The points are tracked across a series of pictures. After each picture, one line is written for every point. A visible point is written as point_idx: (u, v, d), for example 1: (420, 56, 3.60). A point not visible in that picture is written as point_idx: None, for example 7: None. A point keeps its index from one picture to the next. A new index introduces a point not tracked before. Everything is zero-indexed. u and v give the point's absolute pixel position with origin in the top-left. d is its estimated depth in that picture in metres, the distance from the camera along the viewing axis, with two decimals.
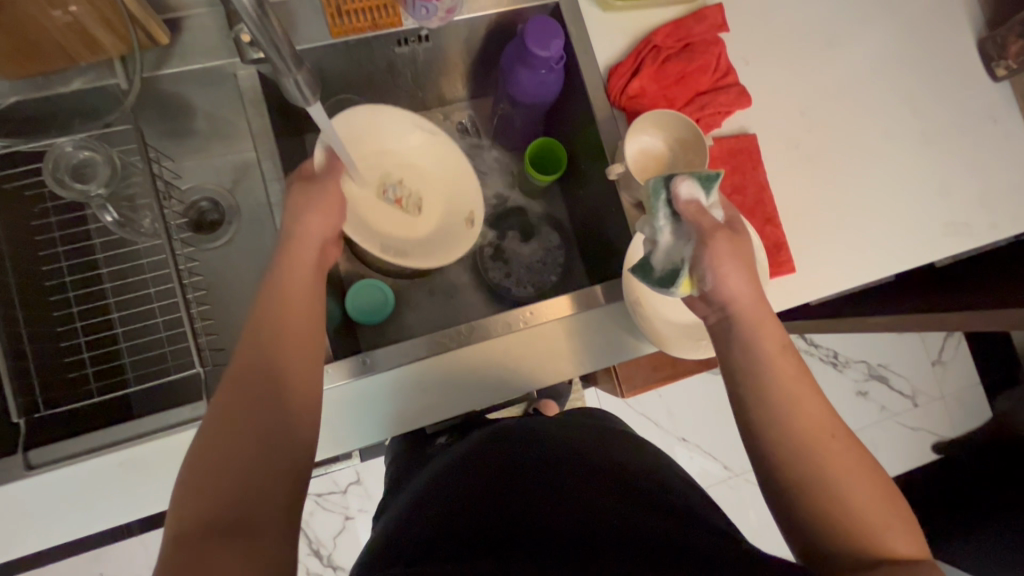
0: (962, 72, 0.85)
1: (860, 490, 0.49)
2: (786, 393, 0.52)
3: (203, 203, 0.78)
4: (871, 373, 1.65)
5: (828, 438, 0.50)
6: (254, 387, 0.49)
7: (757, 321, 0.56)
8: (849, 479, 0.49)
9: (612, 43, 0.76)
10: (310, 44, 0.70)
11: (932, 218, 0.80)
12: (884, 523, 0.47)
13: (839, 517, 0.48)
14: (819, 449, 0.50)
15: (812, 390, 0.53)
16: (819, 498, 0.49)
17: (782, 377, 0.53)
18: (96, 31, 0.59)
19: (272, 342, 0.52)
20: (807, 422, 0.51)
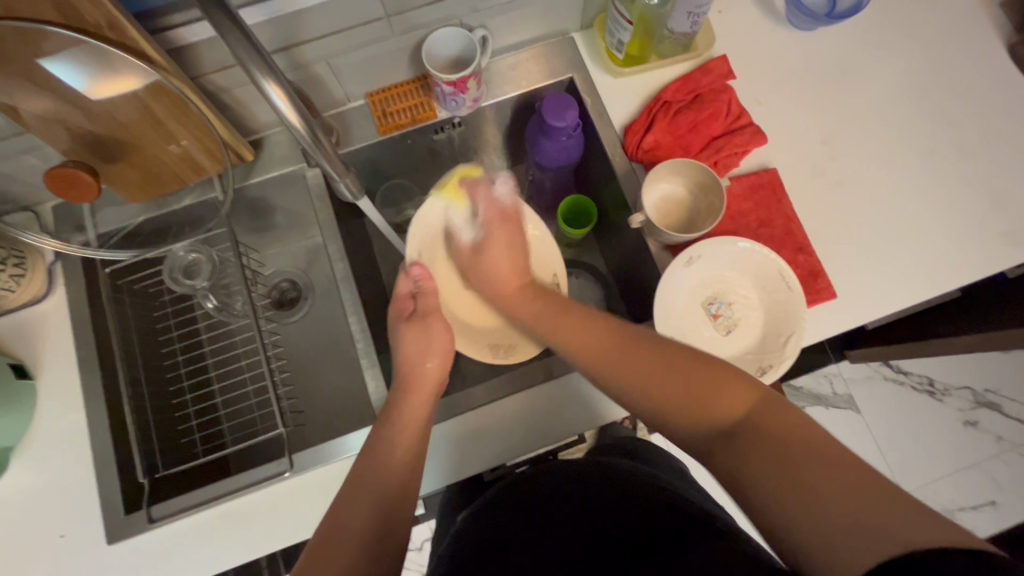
0: (996, 80, 0.83)
1: (681, 391, 0.56)
2: (585, 348, 0.63)
3: (283, 283, 0.92)
4: (978, 401, 1.49)
5: (638, 364, 0.59)
6: (362, 495, 0.58)
7: (576, 308, 0.67)
8: (675, 387, 0.56)
9: (625, 105, 0.83)
10: (362, 143, 0.82)
11: (988, 229, 0.77)
12: (712, 397, 0.54)
13: (761, 449, 0.48)
14: (696, 397, 0.55)
15: (578, 334, 0.65)
16: (669, 418, 0.56)
17: (620, 349, 0.61)
18: (200, 158, 0.75)
19: (371, 468, 0.60)
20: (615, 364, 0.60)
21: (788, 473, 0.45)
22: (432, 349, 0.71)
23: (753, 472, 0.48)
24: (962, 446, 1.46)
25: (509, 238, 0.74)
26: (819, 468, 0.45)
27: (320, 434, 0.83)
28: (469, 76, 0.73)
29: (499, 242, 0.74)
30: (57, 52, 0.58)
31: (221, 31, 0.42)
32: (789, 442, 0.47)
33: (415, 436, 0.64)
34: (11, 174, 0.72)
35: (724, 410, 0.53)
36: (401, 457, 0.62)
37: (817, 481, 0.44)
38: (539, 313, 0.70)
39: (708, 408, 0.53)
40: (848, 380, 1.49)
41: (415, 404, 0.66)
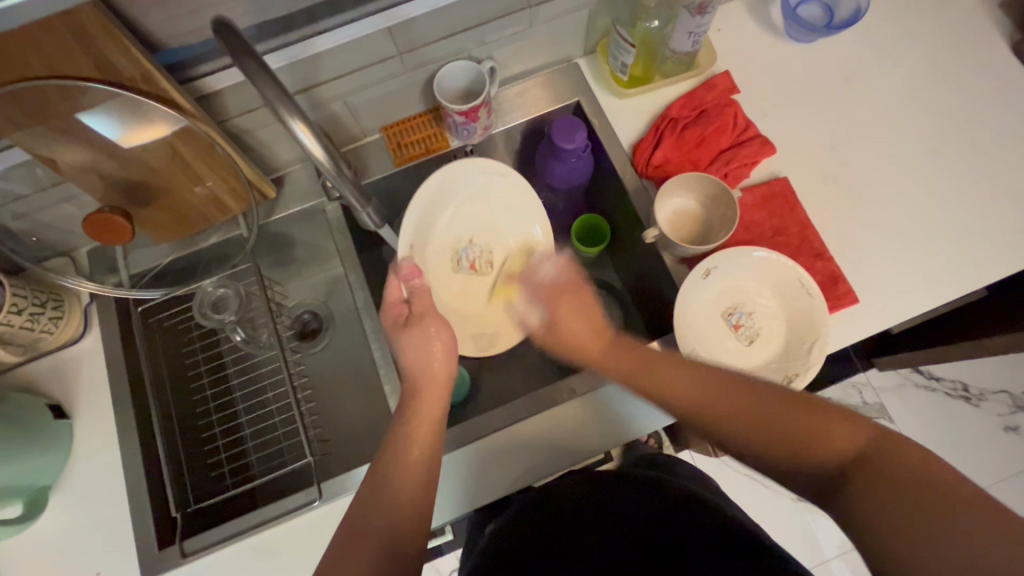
0: (1002, 78, 0.83)
1: (779, 431, 0.54)
2: (680, 395, 0.61)
3: (305, 315, 0.94)
4: (1018, 405, 1.43)
5: (739, 407, 0.57)
6: (378, 496, 0.57)
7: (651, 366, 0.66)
8: (784, 430, 0.54)
9: (632, 125, 0.85)
10: (379, 175, 0.85)
11: (1010, 226, 0.76)
12: (819, 439, 0.52)
13: (879, 495, 0.46)
14: (797, 440, 0.53)
15: (681, 384, 0.62)
16: (772, 462, 0.54)
17: (717, 390, 0.59)
18: (226, 198, 0.78)
19: (387, 472, 0.59)
20: (719, 410, 0.58)
21: (897, 512, 0.45)
22: (434, 351, 0.69)
23: (875, 514, 0.46)
24: (1005, 453, 1.40)
25: (574, 307, 0.78)
26: (928, 504, 0.44)
27: (347, 463, 0.83)
28: (479, 105, 0.76)
29: (569, 305, 0.78)
30: (94, 106, 0.61)
31: (252, 76, 0.45)
32: (902, 478, 0.46)
33: (429, 436, 0.62)
34: (49, 222, 0.76)
35: (833, 449, 0.51)
36: (418, 452, 0.61)
37: (930, 517, 0.43)
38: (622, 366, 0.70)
39: (816, 443, 0.52)
40: (877, 389, 1.46)
41: (428, 407, 0.65)
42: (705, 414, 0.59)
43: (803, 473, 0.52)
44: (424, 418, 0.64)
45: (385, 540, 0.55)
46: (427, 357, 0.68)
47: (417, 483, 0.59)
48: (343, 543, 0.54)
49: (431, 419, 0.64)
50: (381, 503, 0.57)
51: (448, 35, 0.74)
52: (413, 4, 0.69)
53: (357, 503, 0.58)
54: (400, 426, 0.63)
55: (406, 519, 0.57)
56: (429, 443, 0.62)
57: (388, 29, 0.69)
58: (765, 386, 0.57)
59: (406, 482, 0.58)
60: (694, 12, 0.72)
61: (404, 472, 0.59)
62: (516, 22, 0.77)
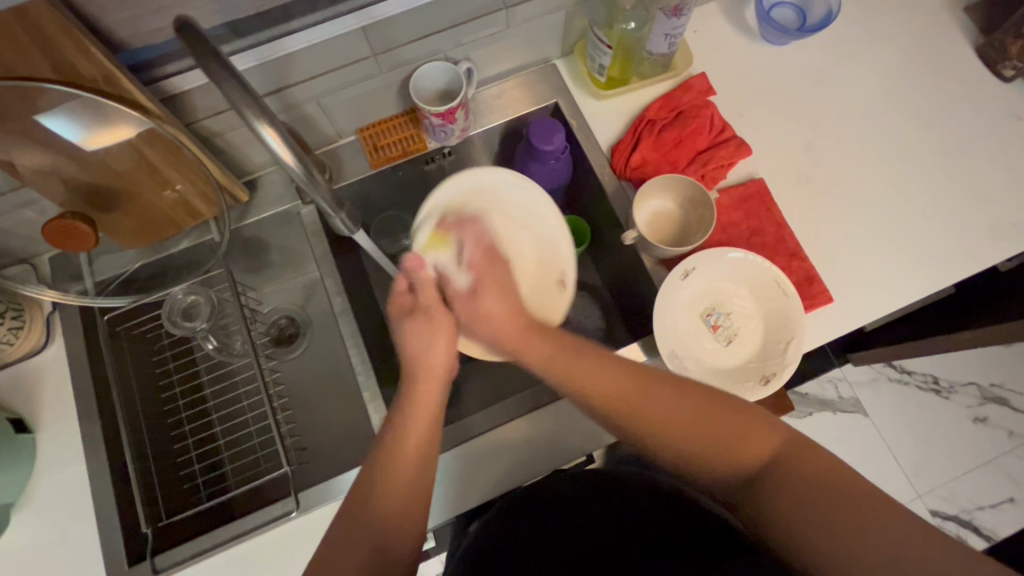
0: (968, 80, 0.86)
1: (700, 433, 0.53)
2: (605, 399, 0.56)
3: (282, 320, 0.91)
4: (985, 396, 1.48)
5: (659, 415, 0.54)
6: (375, 499, 0.54)
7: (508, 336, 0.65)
8: (697, 430, 0.53)
9: (610, 126, 0.85)
10: (353, 177, 0.84)
11: (974, 225, 0.78)
12: (744, 441, 0.51)
13: (809, 499, 0.47)
14: (701, 427, 0.53)
15: (594, 383, 0.58)
16: (696, 458, 0.53)
17: (631, 391, 0.56)
18: (196, 202, 0.76)
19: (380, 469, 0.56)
20: (639, 408, 0.55)
21: (813, 516, 0.46)
22: (437, 347, 0.65)
23: (772, 502, 0.48)
24: (972, 444, 1.45)
25: (499, 277, 0.67)
26: (843, 507, 0.46)
27: (324, 471, 0.81)
28: (457, 106, 0.75)
29: (491, 290, 0.66)
30: (52, 108, 0.59)
31: (216, 77, 0.44)
32: (809, 484, 0.48)
33: (423, 438, 0.58)
34: (7, 228, 0.73)
35: (750, 452, 0.51)
36: (419, 448, 0.58)
37: (853, 527, 0.45)
38: (551, 360, 0.61)
39: (730, 443, 0.52)
40: (852, 383, 1.49)
41: (420, 408, 0.61)
42: (607, 404, 0.57)
43: (712, 473, 0.52)
44: (427, 410, 0.61)
45: (382, 544, 0.53)
46: (432, 349, 0.65)
47: (418, 480, 0.56)
48: (337, 554, 0.52)
49: (426, 415, 0.60)
50: (369, 508, 0.54)
51: (423, 36, 0.73)
52: (387, 5, 0.68)
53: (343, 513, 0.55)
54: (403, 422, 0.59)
55: (397, 531, 0.54)
56: (426, 451, 0.58)
57: (361, 30, 0.68)
58: (662, 379, 0.56)
59: (406, 485, 0.56)
60: (670, 14, 0.73)
61: (408, 473, 0.56)
62: (493, 23, 0.76)
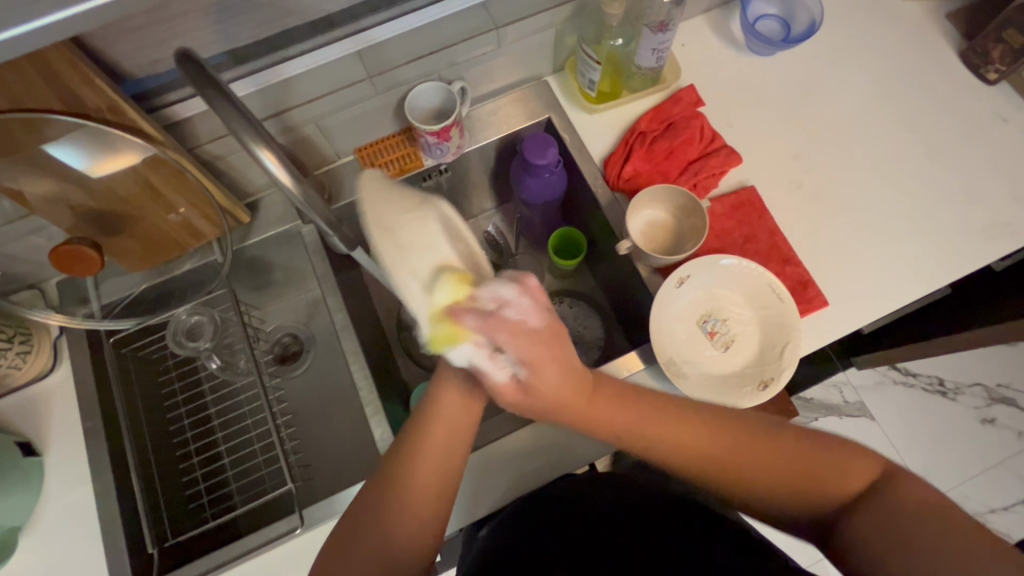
0: (953, 85, 0.87)
1: (777, 481, 0.52)
2: (672, 454, 0.52)
3: (285, 337, 0.92)
4: (992, 397, 1.47)
5: (745, 472, 0.52)
6: (387, 502, 0.54)
7: (564, 409, 0.52)
8: (780, 475, 0.52)
9: (603, 140, 0.87)
10: (353, 196, 0.85)
11: (966, 227, 0.79)
12: (843, 472, 0.52)
13: (902, 543, 0.48)
14: (749, 476, 0.52)
15: (676, 446, 0.52)
16: (751, 500, 0.53)
17: (671, 443, 0.52)
18: (200, 224, 0.78)
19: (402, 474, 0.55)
20: (710, 461, 0.52)
21: (911, 561, 0.47)
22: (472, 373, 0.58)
23: (865, 537, 0.50)
24: (980, 446, 1.44)
25: (551, 346, 0.50)
26: (944, 532, 0.47)
27: (328, 488, 0.82)
28: (451, 125, 0.77)
29: (545, 362, 0.49)
30: (60, 138, 0.61)
31: (216, 107, 0.46)
32: (913, 515, 0.49)
33: (441, 451, 0.56)
34: (16, 255, 0.75)
35: (839, 483, 0.52)
36: (437, 461, 0.55)
37: (946, 547, 0.46)
38: (646, 419, 0.53)
39: (814, 495, 0.52)
40: (858, 387, 1.49)
41: (451, 423, 0.57)
42: (676, 457, 0.53)
43: (790, 514, 0.53)
44: (449, 425, 0.57)
45: (391, 549, 0.53)
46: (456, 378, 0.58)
47: (437, 495, 0.55)
48: (340, 549, 0.53)
49: (454, 430, 0.57)
50: (386, 515, 0.53)
51: (417, 58, 0.76)
52: (382, 29, 0.70)
53: (356, 515, 0.55)
54: (421, 426, 0.57)
55: (409, 535, 0.53)
56: (442, 468, 0.56)
57: (357, 53, 0.70)
58: (697, 422, 0.53)
59: (422, 496, 0.54)
60: (655, 30, 0.75)
61: (424, 482, 0.54)
62: (485, 43, 0.78)
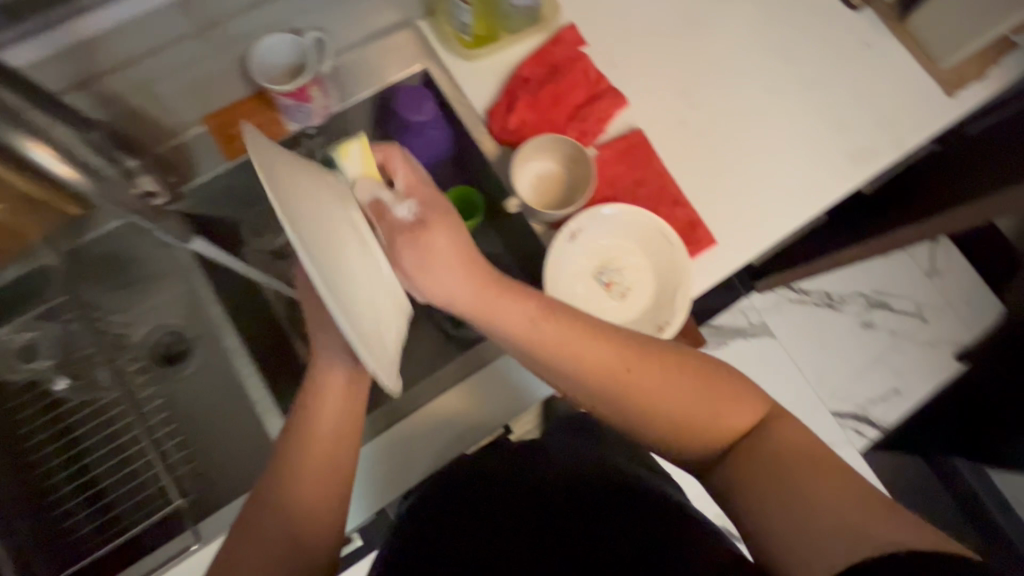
0: (822, 11, 0.88)
1: (683, 403, 0.53)
2: (587, 373, 0.54)
3: (164, 337, 0.80)
4: (871, 303, 1.64)
5: (645, 382, 0.53)
6: (280, 500, 0.53)
7: (477, 311, 0.55)
8: (663, 391, 0.53)
9: (485, 89, 0.80)
10: (207, 174, 0.74)
11: (835, 153, 0.83)
12: (721, 414, 0.53)
13: (792, 479, 0.50)
14: (645, 383, 0.53)
15: (616, 376, 0.54)
16: (659, 433, 0.54)
17: (555, 347, 0.54)
18: (16, 222, 0.66)
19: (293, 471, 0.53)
20: (624, 384, 0.54)
21: (792, 506, 0.48)
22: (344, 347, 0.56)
23: (751, 483, 0.51)
24: (863, 347, 1.61)
25: (452, 254, 0.55)
26: (834, 483, 0.49)
27: (231, 491, 0.73)
28: (308, 83, 0.69)
29: (438, 250, 0.54)
30: None
31: None
32: (812, 473, 0.50)
33: (329, 437, 0.55)
34: None
35: (752, 443, 0.53)
36: (326, 449, 0.55)
37: (832, 503, 0.48)
38: (536, 319, 0.55)
39: (716, 422, 0.53)
40: (760, 309, 1.61)
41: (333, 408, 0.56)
42: (583, 379, 0.54)
43: (692, 450, 0.54)
44: (328, 408, 0.56)
45: (287, 545, 0.51)
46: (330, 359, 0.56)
47: (333, 484, 0.55)
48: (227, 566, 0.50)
49: (338, 416, 0.56)
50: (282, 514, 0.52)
51: None
52: None
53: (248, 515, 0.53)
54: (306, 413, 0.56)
55: (308, 533, 0.53)
56: (328, 458, 0.55)
57: None
58: (603, 336, 0.55)
59: (311, 490, 0.54)
60: None
61: (313, 472, 0.54)
62: None
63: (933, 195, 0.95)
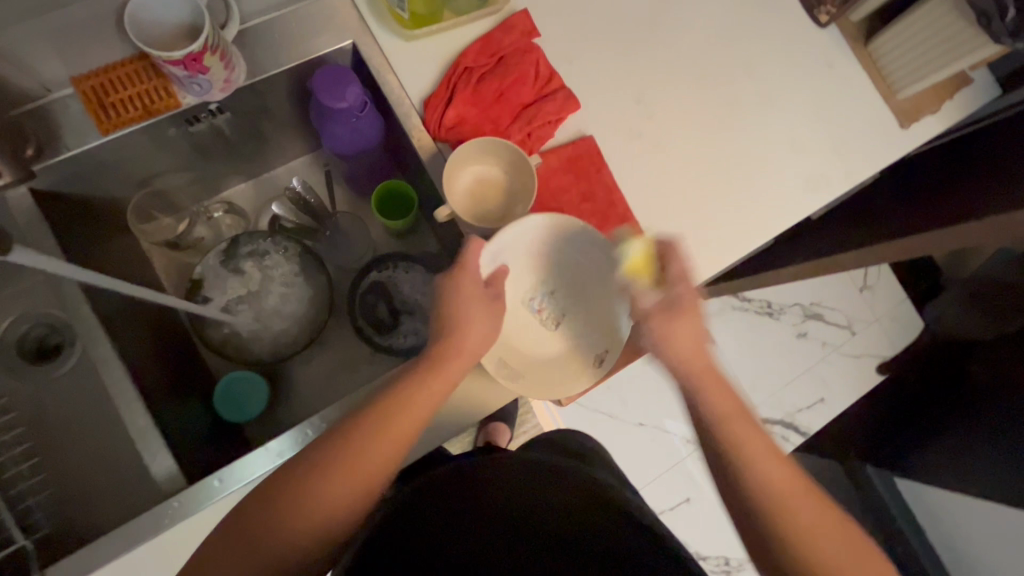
0: (789, 24, 0.84)
1: (825, 525, 0.56)
2: (771, 487, 0.57)
3: (37, 329, 0.68)
4: (807, 314, 1.68)
5: (795, 497, 0.56)
6: (308, 482, 0.55)
7: (713, 380, 0.63)
8: (812, 511, 0.56)
9: (422, 74, 0.71)
10: (79, 146, 0.63)
11: (787, 178, 0.80)
12: (846, 564, 0.54)
13: None
14: (797, 507, 0.56)
15: (784, 488, 0.57)
16: (815, 551, 0.54)
17: (745, 442, 0.59)
18: None
19: (335, 459, 0.55)
20: (788, 492, 0.57)
21: None
22: (473, 336, 0.62)
23: None
24: (797, 357, 1.65)
25: (692, 329, 0.64)
26: None
27: (103, 517, 0.64)
28: (200, 51, 0.57)
29: (687, 328, 0.64)
30: None
31: None
32: None
33: (394, 441, 0.57)
34: None
35: (796, 514, 0.55)
36: (382, 453, 0.57)
37: None
38: (736, 409, 0.61)
39: (837, 561, 0.54)
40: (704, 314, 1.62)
41: (411, 406, 0.59)
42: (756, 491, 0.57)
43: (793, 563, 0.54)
44: (411, 412, 0.58)
45: (299, 529, 0.54)
46: (461, 338, 0.62)
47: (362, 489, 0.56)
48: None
49: (411, 421, 0.58)
50: (299, 501, 0.54)
51: None
52: None
53: (277, 483, 0.55)
54: (393, 399, 0.59)
55: (312, 525, 0.54)
56: (382, 462, 0.57)
57: None
58: (782, 455, 0.59)
59: (339, 489, 0.55)
60: None
61: (353, 473, 0.55)
62: None
63: (922, 213, 0.89)
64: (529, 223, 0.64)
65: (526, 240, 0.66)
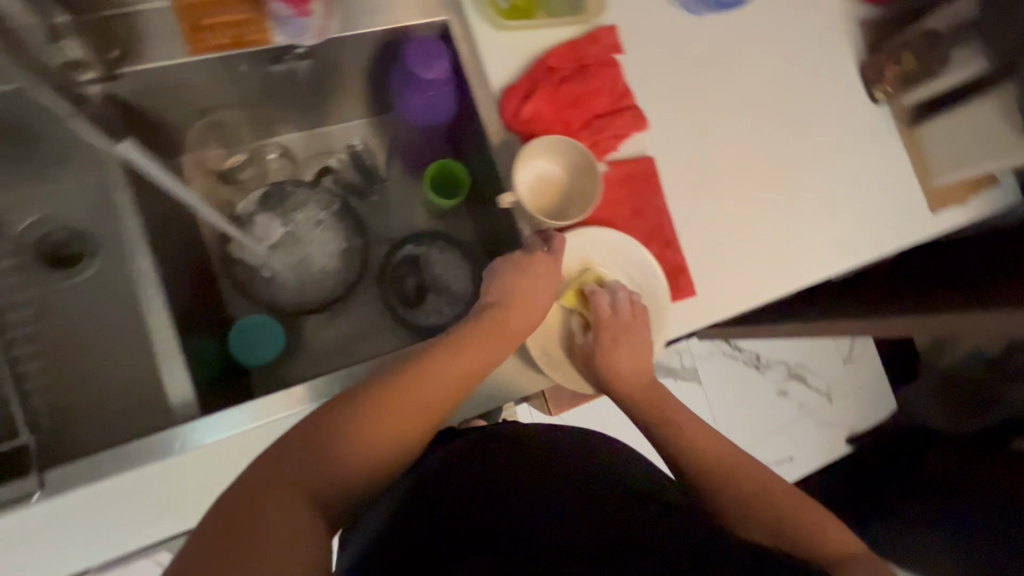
0: (847, 94, 0.88)
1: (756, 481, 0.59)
2: (711, 456, 0.62)
3: (57, 234, 0.68)
4: (791, 374, 1.73)
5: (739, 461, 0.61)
6: (363, 418, 0.50)
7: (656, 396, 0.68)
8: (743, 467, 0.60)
9: (506, 65, 0.73)
10: (165, 62, 0.63)
11: (821, 236, 0.83)
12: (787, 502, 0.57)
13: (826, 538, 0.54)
14: (728, 467, 0.61)
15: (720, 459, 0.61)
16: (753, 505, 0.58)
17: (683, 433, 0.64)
18: None
19: (400, 396, 0.53)
20: (727, 461, 0.61)
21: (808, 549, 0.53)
22: (540, 296, 0.65)
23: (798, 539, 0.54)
24: (774, 413, 1.69)
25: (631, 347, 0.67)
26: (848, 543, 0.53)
27: (93, 434, 0.62)
28: None
29: (624, 348, 0.67)
30: None
31: None
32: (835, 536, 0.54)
33: (454, 382, 0.56)
34: None
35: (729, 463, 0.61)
36: (437, 393, 0.55)
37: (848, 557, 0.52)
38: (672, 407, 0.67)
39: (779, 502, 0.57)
40: (695, 355, 1.66)
41: (476, 351, 0.59)
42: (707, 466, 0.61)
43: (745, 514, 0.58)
44: (471, 357, 0.58)
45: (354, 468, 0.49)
46: (532, 292, 0.64)
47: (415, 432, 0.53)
48: (238, 524, 0.40)
49: (470, 365, 0.58)
50: (354, 435, 0.50)
51: None
52: None
53: (323, 418, 0.50)
54: (453, 342, 0.59)
55: (363, 467, 0.49)
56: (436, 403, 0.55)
57: None
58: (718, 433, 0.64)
59: (394, 429, 0.52)
60: None
61: (414, 410, 0.53)
62: None
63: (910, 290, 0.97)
64: (607, 234, 0.70)
65: (599, 246, 0.70)
